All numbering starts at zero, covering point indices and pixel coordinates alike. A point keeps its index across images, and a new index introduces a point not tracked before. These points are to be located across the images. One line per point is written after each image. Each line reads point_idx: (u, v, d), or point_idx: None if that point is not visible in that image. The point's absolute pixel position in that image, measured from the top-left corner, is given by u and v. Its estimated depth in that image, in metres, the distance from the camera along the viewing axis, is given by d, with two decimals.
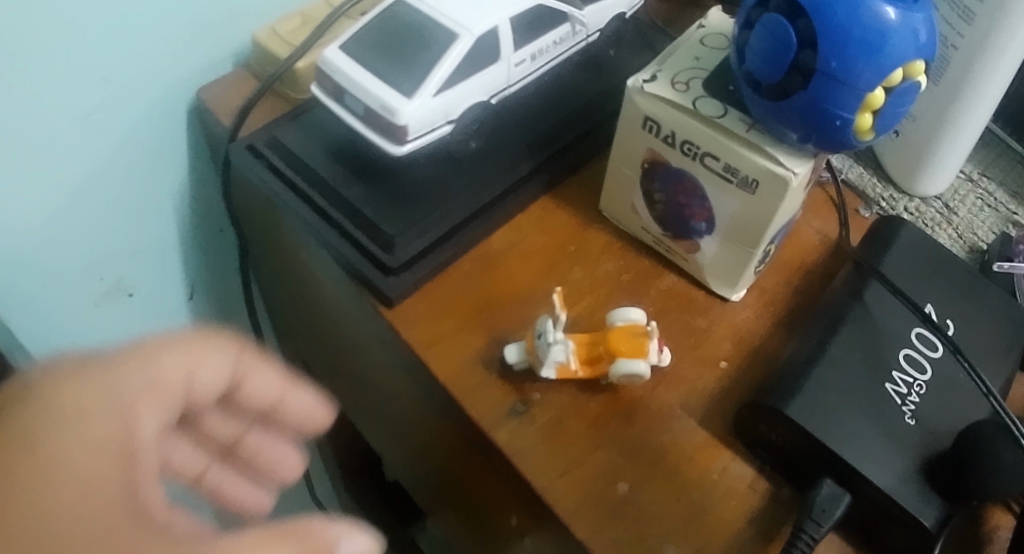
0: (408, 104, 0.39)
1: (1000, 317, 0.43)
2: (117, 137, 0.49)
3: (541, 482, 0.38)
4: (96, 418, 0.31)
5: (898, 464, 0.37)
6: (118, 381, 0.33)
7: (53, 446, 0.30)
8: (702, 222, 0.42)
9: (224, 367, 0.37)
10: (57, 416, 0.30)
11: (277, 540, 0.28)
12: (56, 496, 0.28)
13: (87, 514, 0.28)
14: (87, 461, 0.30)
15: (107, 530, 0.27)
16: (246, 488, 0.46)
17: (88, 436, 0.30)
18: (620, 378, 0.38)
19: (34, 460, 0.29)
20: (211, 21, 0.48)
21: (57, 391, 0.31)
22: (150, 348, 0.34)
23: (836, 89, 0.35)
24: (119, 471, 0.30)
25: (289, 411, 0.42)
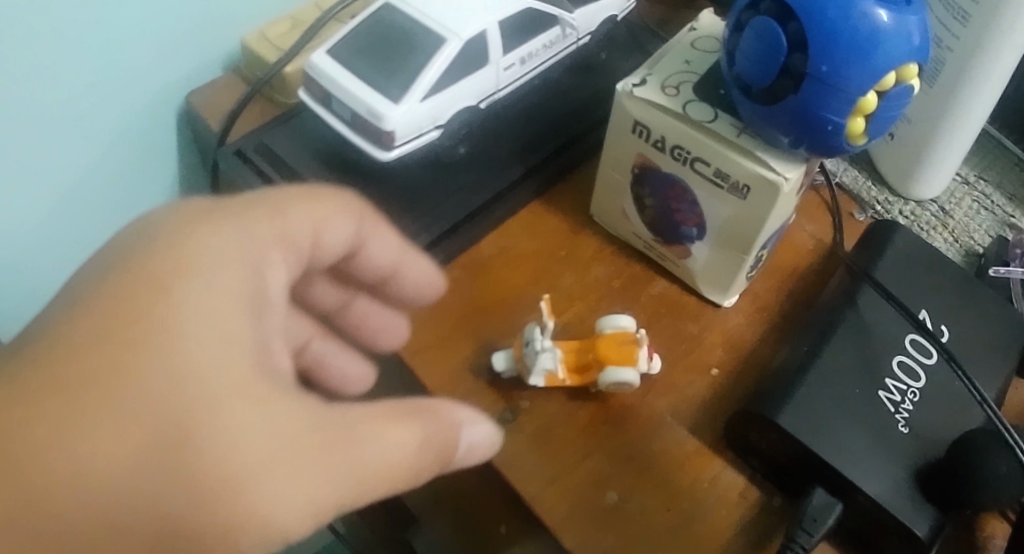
0: (395, 109, 0.39)
1: (997, 322, 0.42)
2: (106, 141, 0.48)
3: (530, 491, 0.37)
4: (217, 258, 0.27)
5: (891, 473, 0.36)
6: (246, 234, 0.29)
7: (176, 285, 0.26)
8: (693, 228, 0.41)
9: (350, 226, 0.34)
10: (169, 259, 0.26)
11: (409, 413, 0.28)
12: (172, 360, 0.25)
13: (215, 373, 0.25)
14: (208, 312, 0.26)
15: (234, 392, 0.25)
16: (347, 361, 0.39)
17: (213, 283, 0.27)
18: (608, 386, 0.38)
19: (154, 304, 0.25)
20: (201, 23, 0.48)
21: (185, 236, 0.27)
22: (277, 196, 0.31)
23: (828, 94, 0.34)
24: (240, 327, 0.26)
25: (404, 280, 0.37)
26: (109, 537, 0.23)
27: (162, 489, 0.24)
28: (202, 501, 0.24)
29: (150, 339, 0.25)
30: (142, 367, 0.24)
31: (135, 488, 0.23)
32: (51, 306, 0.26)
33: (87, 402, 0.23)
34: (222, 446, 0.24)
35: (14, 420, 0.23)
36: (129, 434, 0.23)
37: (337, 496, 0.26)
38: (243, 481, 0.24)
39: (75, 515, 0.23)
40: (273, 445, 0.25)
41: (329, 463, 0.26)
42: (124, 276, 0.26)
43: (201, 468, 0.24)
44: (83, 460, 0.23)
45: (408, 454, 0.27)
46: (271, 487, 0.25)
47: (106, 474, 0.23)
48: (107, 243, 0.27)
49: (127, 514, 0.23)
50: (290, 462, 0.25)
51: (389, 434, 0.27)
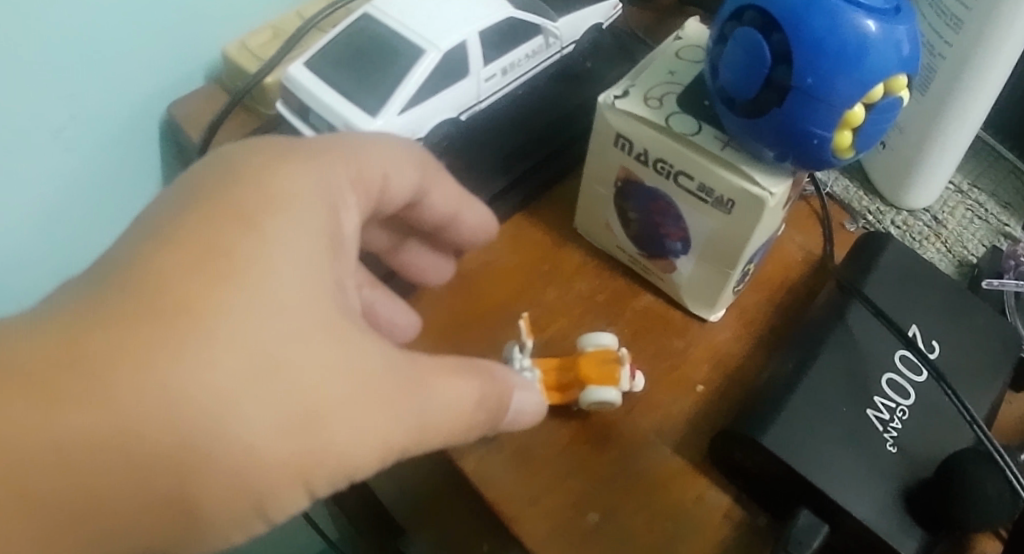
0: (372, 123, 0.38)
1: (990, 336, 0.42)
2: (89, 153, 0.48)
3: (509, 511, 0.37)
4: (305, 197, 0.28)
5: (879, 494, 0.36)
6: (328, 176, 0.30)
7: (270, 219, 0.27)
8: (678, 242, 0.41)
9: (415, 178, 0.35)
10: (262, 194, 0.28)
11: (460, 367, 0.30)
12: (271, 289, 0.26)
13: (307, 306, 0.26)
14: (299, 247, 0.27)
15: (324, 324, 0.26)
16: (395, 308, 0.38)
17: (302, 220, 0.28)
18: (589, 404, 0.37)
19: (252, 233, 0.26)
20: (184, 33, 0.48)
21: (271, 177, 0.28)
22: (349, 143, 0.32)
23: (813, 107, 0.33)
24: (325, 264, 0.28)
25: (461, 227, 0.38)
26: (211, 449, 0.24)
27: (263, 406, 0.25)
28: (295, 423, 0.25)
29: (251, 266, 0.26)
30: (244, 292, 0.25)
31: (240, 404, 0.24)
32: (146, 227, 0.26)
33: (198, 318, 0.24)
34: (315, 373, 0.26)
35: (125, 332, 0.23)
36: (235, 353, 0.24)
37: (406, 430, 0.28)
38: (330, 409, 0.26)
39: (183, 427, 0.23)
40: (357, 377, 0.26)
41: (401, 397, 0.27)
42: (222, 206, 0.27)
43: (296, 392, 0.25)
44: (196, 373, 0.24)
45: (464, 400, 0.30)
46: (353, 417, 0.26)
47: (213, 390, 0.24)
48: (198, 174, 0.28)
49: (231, 427, 0.24)
50: (370, 394, 0.27)
51: (449, 383, 0.29)
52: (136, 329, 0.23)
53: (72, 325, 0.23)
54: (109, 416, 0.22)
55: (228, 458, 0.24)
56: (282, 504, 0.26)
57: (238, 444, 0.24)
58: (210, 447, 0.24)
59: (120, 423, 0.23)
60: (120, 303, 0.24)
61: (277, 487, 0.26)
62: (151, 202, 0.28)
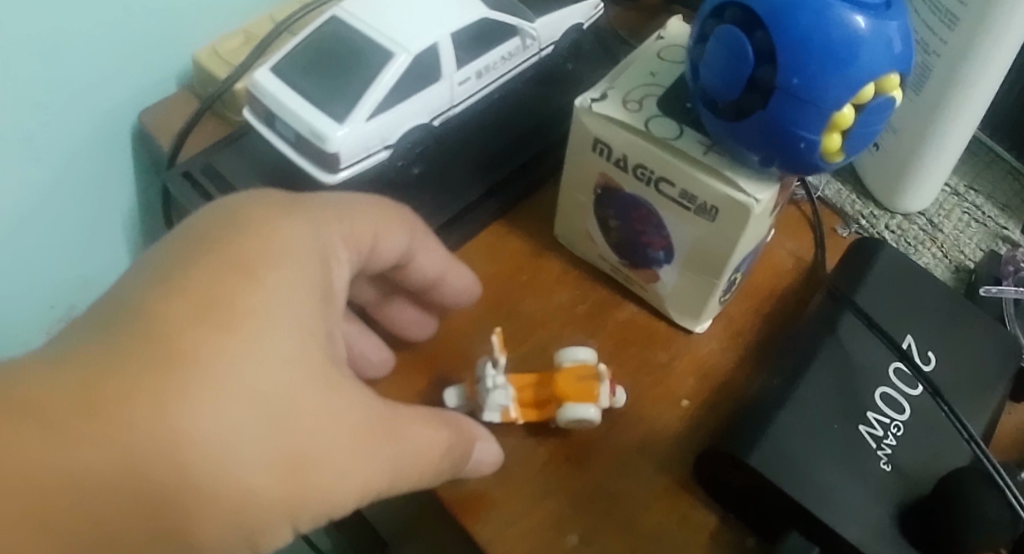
0: (339, 130, 0.36)
1: (988, 346, 0.40)
2: (58, 163, 0.46)
3: (484, 535, 0.35)
4: (301, 249, 0.28)
5: (872, 515, 0.34)
6: (323, 233, 0.30)
7: (269, 270, 0.26)
8: (660, 251, 0.39)
9: (404, 243, 0.34)
10: (264, 244, 0.27)
11: (436, 420, 0.30)
12: (270, 341, 0.25)
13: (302, 357, 0.26)
14: (296, 299, 0.27)
15: (317, 374, 0.26)
16: (368, 343, 0.37)
17: (302, 272, 0.27)
18: (566, 421, 0.36)
19: (253, 284, 0.26)
20: (155, 39, 0.46)
21: (273, 227, 0.28)
22: (345, 203, 0.32)
23: (800, 109, 0.31)
24: (318, 315, 0.27)
25: (444, 292, 0.37)
26: (205, 492, 0.23)
27: (256, 452, 0.24)
28: (285, 469, 0.25)
29: (251, 318, 0.25)
30: (244, 343, 0.25)
31: (235, 452, 0.24)
32: (144, 271, 0.26)
33: (199, 368, 0.24)
34: (306, 423, 0.25)
35: (128, 379, 0.23)
36: (233, 403, 0.24)
37: (385, 476, 0.27)
38: (321, 456, 0.25)
39: (183, 470, 0.23)
40: (345, 427, 0.26)
41: (382, 445, 0.27)
42: (223, 254, 0.26)
43: (288, 442, 0.25)
44: (196, 421, 0.23)
45: (438, 447, 0.30)
46: (339, 464, 0.26)
47: (212, 438, 0.23)
48: (196, 222, 0.28)
49: (226, 474, 0.24)
50: (356, 443, 0.26)
51: (423, 431, 0.29)
52: (136, 377, 0.23)
53: (70, 374, 0.23)
54: (113, 459, 0.22)
55: (222, 498, 0.24)
56: (269, 541, 0.26)
57: (231, 489, 0.24)
58: (204, 491, 0.23)
59: (122, 466, 0.22)
60: (121, 349, 0.23)
61: (264, 529, 0.25)
62: (149, 246, 0.27)
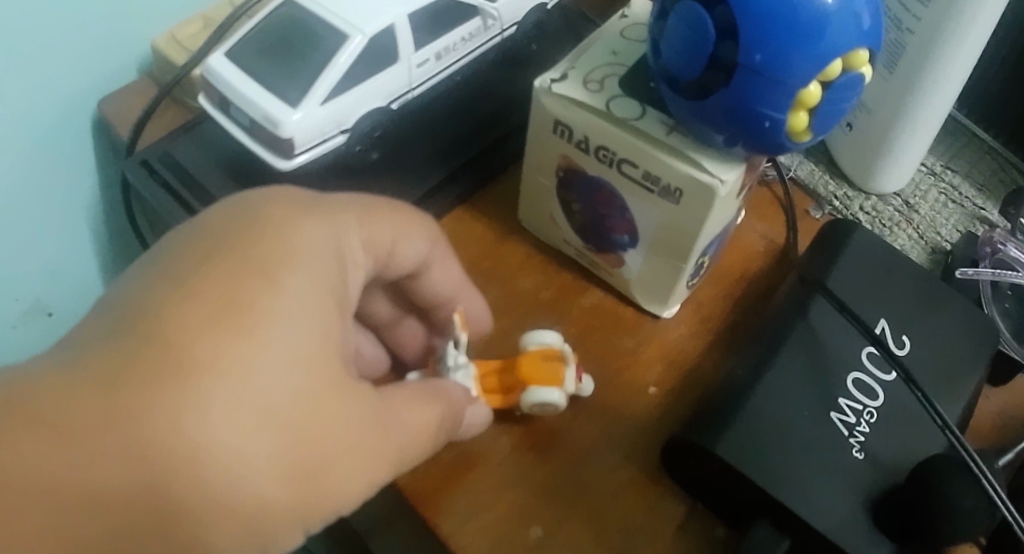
0: (292, 115, 0.36)
1: (964, 327, 0.39)
2: (15, 155, 0.45)
3: (444, 527, 0.34)
4: (321, 250, 0.26)
5: (843, 504, 0.33)
6: (341, 230, 0.27)
7: (288, 271, 0.24)
8: (625, 235, 0.38)
9: (423, 251, 0.32)
10: (280, 243, 0.25)
11: (429, 396, 0.29)
12: (291, 347, 0.23)
13: (319, 361, 0.24)
14: (314, 300, 0.25)
15: (331, 376, 0.24)
16: (366, 339, 0.37)
17: (319, 272, 0.25)
18: (530, 404, 0.35)
19: (272, 288, 0.24)
20: (115, 28, 0.45)
21: (288, 224, 0.26)
22: (367, 203, 0.30)
23: (763, 87, 0.30)
24: (335, 316, 0.25)
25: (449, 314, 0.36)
26: (219, 503, 0.22)
27: (272, 460, 0.23)
28: (302, 477, 0.23)
29: (267, 321, 0.23)
30: (263, 350, 0.23)
31: (253, 462, 0.22)
32: (153, 269, 0.24)
33: (217, 377, 0.22)
34: (322, 429, 0.24)
35: (137, 386, 0.21)
36: (252, 413, 0.22)
37: (392, 473, 0.26)
38: (334, 462, 0.24)
39: (197, 481, 0.21)
40: (358, 430, 0.25)
41: (392, 443, 0.26)
42: (240, 254, 0.24)
43: (306, 449, 0.23)
44: (213, 431, 0.21)
45: (441, 438, 0.28)
46: (352, 467, 0.24)
47: (229, 450, 0.22)
48: (214, 219, 0.25)
49: (244, 483, 0.22)
50: (368, 446, 0.25)
51: (427, 424, 0.28)
52: (146, 385, 0.21)
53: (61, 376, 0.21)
54: (121, 467, 0.20)
55: (236, 508, 0.22)
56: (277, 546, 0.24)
57: (246, 498, 0.22)
58: (219, 501, 0.22)
59: (128, 471, 0.20)
60: (127, 353, 0.21)
61: (276, 536, 0.24)
62: (155, 244, 0.25)
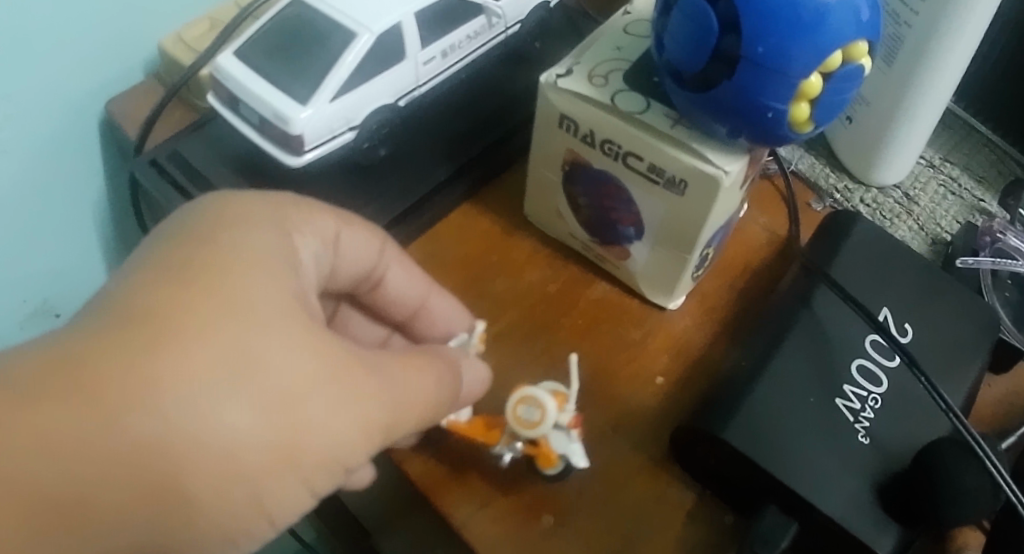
0: (302, 111, 0.36)
1: (967, 315, 0.39)
2: (22, 156, 0.46)
3: (457, 516, 0.35)
4: (266, 223, 0.27)
5: (850, 488, 0.33)
6: (307, 216, 0.29)
7: (232, 239, 0.25)
8: (630, 228, 0.39)
9: (374, 251, 0.33)
10: (224, 220, 0.26)
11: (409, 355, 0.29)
12: (241, 295, 0.24)
13: (273, 307, 0.24)
14: (261, 260, 0.25)
15: (294, 319, 0.24)
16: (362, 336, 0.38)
17: (264, 240, 0.26)
18: (513, 412, 0.35)
19: (216, 253, 0.25)
20: (122, 29, 0.46)
21: (229, 206, 0.27)
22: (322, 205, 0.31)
23: (765, 79, 0.30)
24: (286, 274, 0.26)
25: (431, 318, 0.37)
26: (198, 445, 0.22)
27: (242, 397, 0.22)
28: (273, 411, 0.23)
29: (216, 275, 0.24)
30: (209, 298, 0.23)
31: (216, 397, 0.22)
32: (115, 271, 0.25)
33: (185, 323, 0.22)
34: (295, 370, 0.24)
35: (98, 343, 0.21)
36: (222, 354, 0.22)
37: (379, 420, 0.26)
38: (303, 394, 0.24)
39: (167, 423, 0.21)
40: (335, 373, 0.25)
41: (373, 389, 0.26)
42: (189, 235, 0.25)
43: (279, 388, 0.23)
44: (183, 372, 0.22)
45: (428, 394, 0.28)
46: (330, 409, 0.24)
47: (188, 387, 0.22)
48: (170, 221, 0.27)
49: (210, 421, 0.22)
50: (338, 381, 0.25)
51: (410, 377, 0.28)
52: (118, 335, 0.22)
53: (56, 342, 0.22)
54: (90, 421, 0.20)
55: (208, 450, 0.22)
56: (282, 506, 0.24)
57: (219, 438, 0.22)
58: (187, 443, 0.21)
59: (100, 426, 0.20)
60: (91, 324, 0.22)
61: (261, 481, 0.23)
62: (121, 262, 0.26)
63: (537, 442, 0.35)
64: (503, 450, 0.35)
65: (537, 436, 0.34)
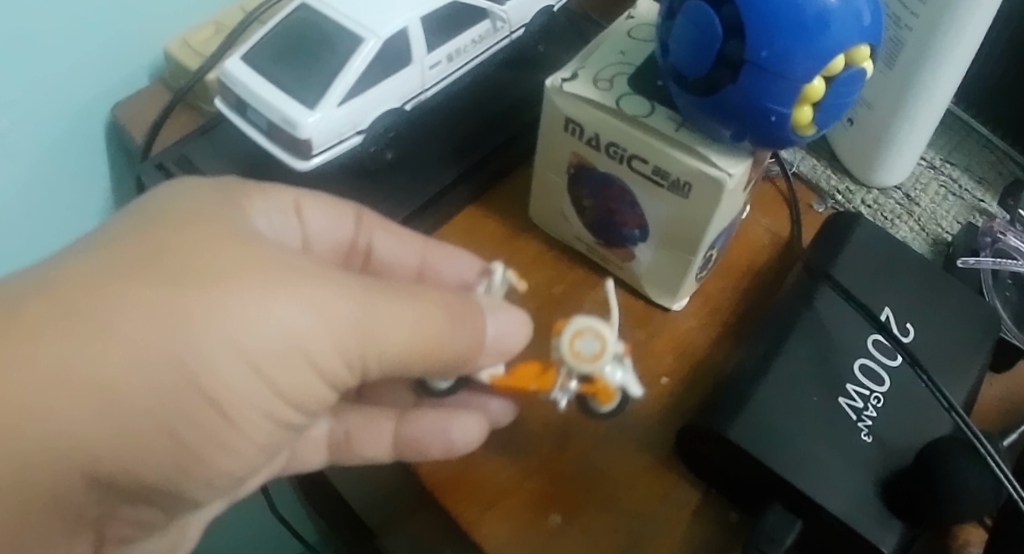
0: (310, 115, 0.36)
1: (968, 315, 0.40)
2: (28, 161, 0.46)
3: (465, 516, 0.35)
4: (216, 189, 0.31)
5: (854, 486, 0.34)
6: (270, 192, 0.33)
7: (185, 200, 0.29)
8: (635, 229, 0.39)
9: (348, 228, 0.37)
10: (178, 189, 0.30)
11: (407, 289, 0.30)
12: (184, 235, 0.27)
13: (216, 239, 0.27)
14: (209, 211, 0.29)
15: (239, 247, 0.27)
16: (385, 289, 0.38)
17: (216, 202, 0.30)
18: (570, 347, 0.33)
19: (169, 211, 0.28)
20: (128, 34, 0.46)
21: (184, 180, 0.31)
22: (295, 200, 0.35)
23: (769, 82, 0.31)
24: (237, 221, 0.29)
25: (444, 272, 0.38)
26: (149, 349, 0.25)
27: (185, 308, 0.26)
28: (219, 318, 0.26)
29: (166, 225, 0.27)
30: (158, 240, 0.27)
31: (161, 310, 0.25)
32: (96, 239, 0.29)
33: (151, 248, 0.26)
34: (247, 282, 0.26)
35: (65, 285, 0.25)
36: (169, 276, 0.26)
37: (351, 334, 0.28)
38: (245, 300, 0.26)
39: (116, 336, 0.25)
40: (292, 281, 0.27)
41: (347, 306, 0.28)
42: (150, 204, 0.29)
43: (239, 282, 0.26)
44: (158, 270, 0.26)
45: (425, 321, 0.29)
46: (293, 310, 0.27)
47: (135, 305, 0.25)
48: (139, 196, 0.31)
49: (155, 331, 0.25)
50: (286, 287, 0.27)
51: (404, 311, 0.29)
52: (80, 277, 0.26)
53: (64, 261, 0.27)
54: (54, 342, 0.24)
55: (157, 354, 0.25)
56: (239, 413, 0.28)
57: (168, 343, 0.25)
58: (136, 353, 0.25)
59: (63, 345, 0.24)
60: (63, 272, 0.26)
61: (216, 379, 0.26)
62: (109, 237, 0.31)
63: (595, 378, 0.33)
64: (560, 392, 0.33)
65: (597, 371, 0.33)
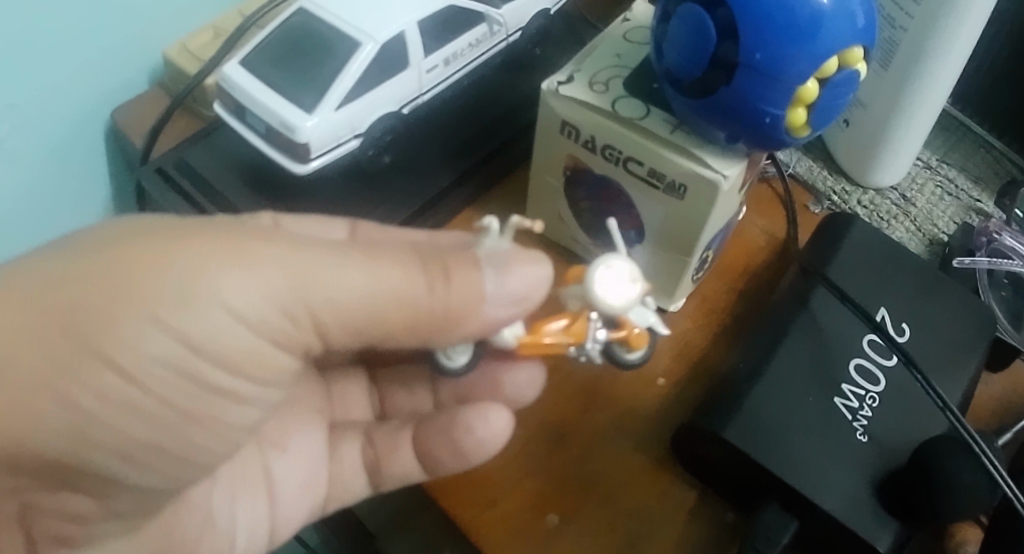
0: (308, 119, 0.37)
1: (964, 314, 0.40)
2: (29, 165, 0.46)
3: (464, 516, 0.35)
4: None
5: (850, 485, 0.34)
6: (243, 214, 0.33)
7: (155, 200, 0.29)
8: (632, 231, 0.39)
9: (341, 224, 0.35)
10: None
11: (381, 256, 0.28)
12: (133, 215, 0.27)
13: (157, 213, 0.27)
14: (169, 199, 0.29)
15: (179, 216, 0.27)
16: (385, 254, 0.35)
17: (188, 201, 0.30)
18: (603, 290, 0.30)
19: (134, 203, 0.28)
20: (128, 40, 0.46)
21: None
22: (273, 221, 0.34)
23: (763, 85, 0.31)
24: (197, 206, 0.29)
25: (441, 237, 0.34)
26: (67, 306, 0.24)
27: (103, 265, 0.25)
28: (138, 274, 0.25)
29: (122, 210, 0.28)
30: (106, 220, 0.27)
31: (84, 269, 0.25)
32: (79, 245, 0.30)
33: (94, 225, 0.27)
34: (171, 238, 0.25)
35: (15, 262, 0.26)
36: (100, 240, 0.25)
37: (285, 282, 0.26)
38: (164, 255, 0.25)
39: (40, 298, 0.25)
40: (221, 235, 0.26)
41: (293, 261, 0.26)
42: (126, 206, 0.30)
43: (162, 233, 0.25)
44: (88, 233, 0.26)
45: (389, 287, 0.27)
46: (207, 260, 0.25)
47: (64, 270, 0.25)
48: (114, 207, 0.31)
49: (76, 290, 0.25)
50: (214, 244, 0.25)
51: (357, 269, 0.27)
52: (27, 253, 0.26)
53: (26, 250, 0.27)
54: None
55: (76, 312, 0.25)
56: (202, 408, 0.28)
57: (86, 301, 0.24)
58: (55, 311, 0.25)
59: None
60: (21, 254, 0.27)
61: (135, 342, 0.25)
62: None
63: (623, 317, 0.31)
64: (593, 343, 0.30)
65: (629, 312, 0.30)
